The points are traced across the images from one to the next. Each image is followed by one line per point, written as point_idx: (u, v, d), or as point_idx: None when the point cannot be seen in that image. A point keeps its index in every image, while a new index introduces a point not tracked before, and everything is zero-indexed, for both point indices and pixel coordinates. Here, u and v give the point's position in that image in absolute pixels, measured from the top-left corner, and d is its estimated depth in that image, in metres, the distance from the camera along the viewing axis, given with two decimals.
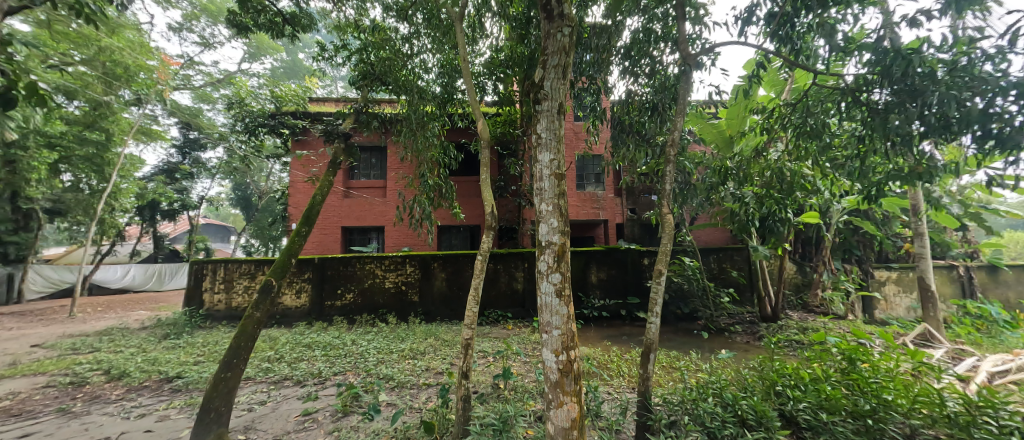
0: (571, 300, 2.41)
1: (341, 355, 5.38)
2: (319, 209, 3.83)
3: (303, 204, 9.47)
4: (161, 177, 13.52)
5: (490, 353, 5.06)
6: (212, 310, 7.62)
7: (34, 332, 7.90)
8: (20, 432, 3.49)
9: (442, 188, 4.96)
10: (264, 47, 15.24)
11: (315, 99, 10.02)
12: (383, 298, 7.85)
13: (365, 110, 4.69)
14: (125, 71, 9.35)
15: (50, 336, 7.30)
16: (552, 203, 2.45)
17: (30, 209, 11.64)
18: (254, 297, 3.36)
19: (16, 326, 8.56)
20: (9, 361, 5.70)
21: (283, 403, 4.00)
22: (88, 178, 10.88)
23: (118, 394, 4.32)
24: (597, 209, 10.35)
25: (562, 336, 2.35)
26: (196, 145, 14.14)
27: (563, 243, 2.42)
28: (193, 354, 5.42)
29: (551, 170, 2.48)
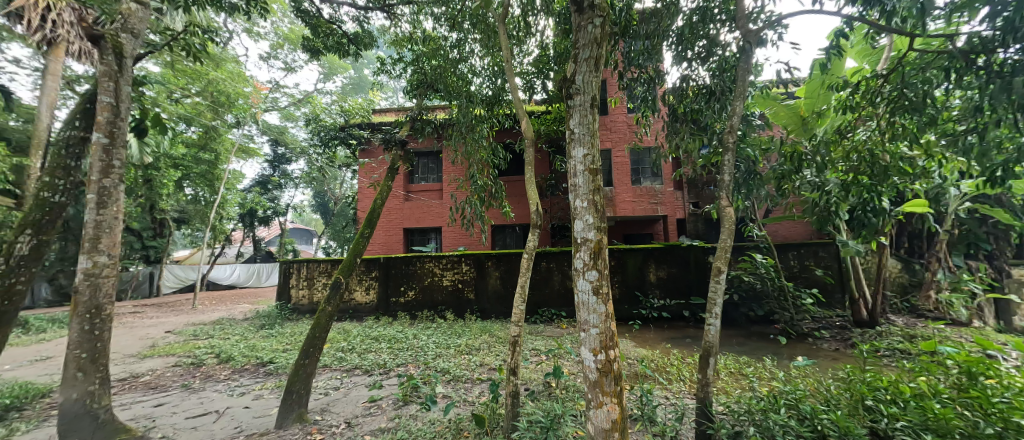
0: (610, 299, 2.32)
1: (404, 348, 5.76)
2: (377, 210, 4.11)
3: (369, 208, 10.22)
4: (258, 188, 15.41)
5: (542, 352, 5.07)
6: (298, 304, 8.55)
7: (166, 320, 9.53)
8: (156, 402, 4.25)
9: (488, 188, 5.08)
10: (336, 67, 16.75)
11: (378, 110, 10.78)
12: (442, 295, 8.21)
13: (419, 118, 4.96)
14: (227, 98, 11.00)
15: (178, 325, 8.74)
16: (587, 198, 2.38)
17: (163, 219, 13.99)
18: (325, 293, 3.70)
19: (154, 315, 10.42)
20: (149, 343, 6.94)
21: (353, 390, 4.38)
22: (203, 192, 12.80)
23: (226, 374, 5.06)
24: (655, 205, 9.85)
25: (601, 335, 2.28)
26: (284, 159, 15.94)
27: (599, 240, 2.34)
28: (283, 343, 6.16)
29: (585, 165, 2.41)
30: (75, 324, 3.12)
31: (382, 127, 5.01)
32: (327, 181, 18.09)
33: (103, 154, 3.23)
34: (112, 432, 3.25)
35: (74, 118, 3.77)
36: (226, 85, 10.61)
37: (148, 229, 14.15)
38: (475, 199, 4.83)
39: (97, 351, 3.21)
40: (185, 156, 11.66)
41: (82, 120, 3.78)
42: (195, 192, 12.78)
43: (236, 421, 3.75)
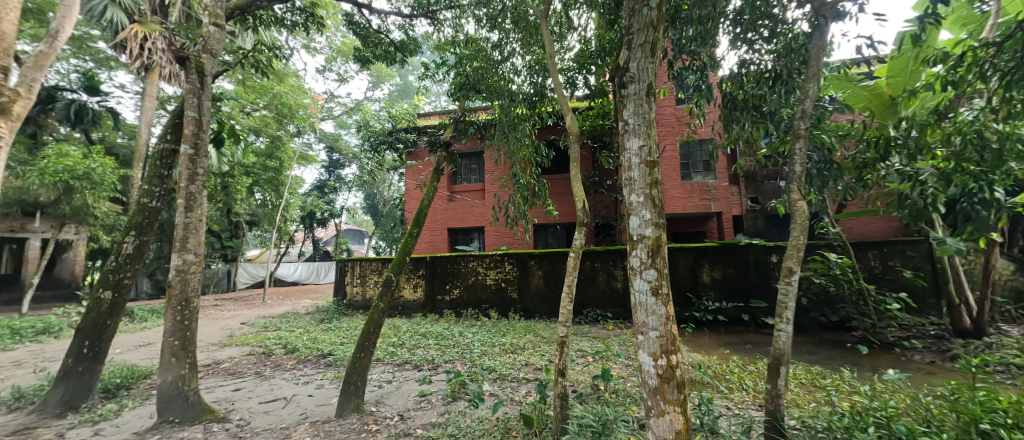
0: (671, 300, 2.19)
1: (451, 344, 5.92)
2: (423, 210, 4.23)
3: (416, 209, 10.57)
4: (316, 193, 16.78)
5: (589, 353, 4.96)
6: (354, 301, 9.02)
7: (241, 313, 10.49)
8: (234, 386, 4.68)
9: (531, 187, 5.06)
10: (384, 75, 17.60)
11: (422, 115, 11.10)
12: (488, 294, 8.29)
13: (463, 119, 5.03)
14: (289, 110, 12.26)
15: (251, 317, 9.58)
16: (644, 193, 2.27)
17: (239, 222, 15.40)
18: (378, 290, 3.85)
19: (231, 308, 11.52)
20: (228, 334, 7.66)
21: (404, 384, 4.54)
22: (270, 196, 13.93)
23: (292, 364, 5.46)
24: (709, 201, 9.25)
25: (662, 339, 2.16)
26: (339, 164, 16.98)
27: (657, 237, 2.22)
28: (340, 336, 6.54)
29: (641, 157, 2.30)
30: (170, 314, 3.52)
31: (425, 129, 5.09)
32: (377, 184, 18.95)
33: (190, 163, 3.61)
34: (198, 413, 3.62)
35: (165, 136, 4.24)
36: (287, 98, 11.95)
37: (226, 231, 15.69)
38: (517, 198, 4.81)
39: (186, 339, 3.60)
40: (256, 164, 12.77)
41: (171, 136, 4.25)
42: (264, 197, 13.94)
43: (301, 408, 4.02)
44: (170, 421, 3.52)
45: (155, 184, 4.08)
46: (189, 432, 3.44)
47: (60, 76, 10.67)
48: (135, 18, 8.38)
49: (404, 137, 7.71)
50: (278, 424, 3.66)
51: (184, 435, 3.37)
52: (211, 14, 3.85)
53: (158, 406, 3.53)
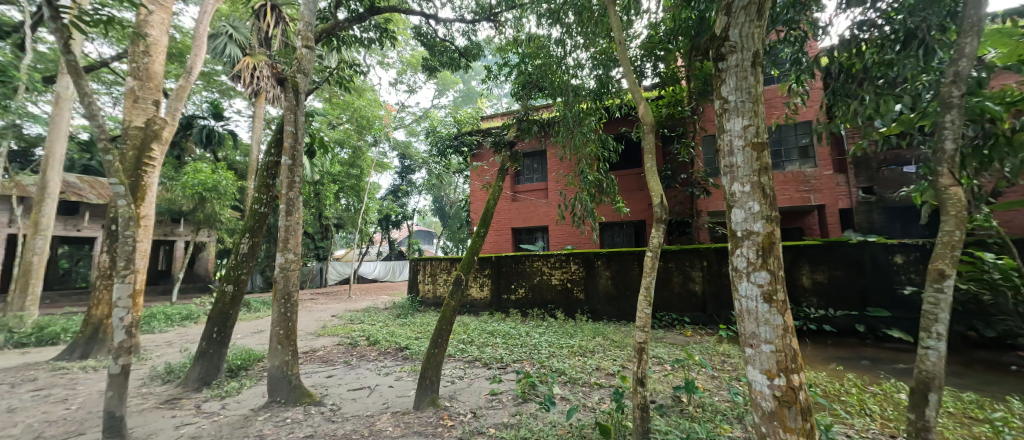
0: (788, 308, 2.00)
1: (518, 345, 6.07)
2: (491, 211, 4.30)
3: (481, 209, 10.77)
4: (390, 197, 17.65)
5: (667, 361, 4.76)
6: (424, 298, 9.48)
7: (328, 306, 11.53)
8: (327, 373, 5.14)
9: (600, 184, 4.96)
10: (448, 82, 18.24)
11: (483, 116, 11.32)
12: (551, 294, 8.25)
13: (526, 118, 5.05)
14: (368, 121, 13.76)
15: (336, 311, 10.49)
16: (750, 182, 2.11)
17: (326, 226, 16.86)
18: (450, 288, 4.00)
19: (319, 302, 12.69)
20: (319, 325, 8.46)
21: (475, 381, 4.69)
22: (349, 200, 15.19)
23: (375, 355, 5.87)
24: (807, 192, 8.61)
25: (777, 354, 1.99)
26: (409, 170, 17.80)
27: (769, 233, 2.04)
28: (415, 331, 6.91)
29: (745, 140, 2.15)
30: (275, 307, 3.97)
31: (491, 131, 5.16)
32: (444, 187, 19.96)
33: (289, 173, 4.04)
34: (299, 396, 4.05)
35: (269, 147, 4.67)
36: (366, 110, 13.48)
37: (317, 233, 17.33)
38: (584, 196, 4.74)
39: (289, 329, 4.05)
40: (340, 173, 14.06)
41: (274, 148, 4.66)
42: (347, 202, 15.01)
43: (384, 398, 4.31)
44: (277, 401, 3.99)
45: (265, 192, 4.53)
46: (291, 412, 3.85)
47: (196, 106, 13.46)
48: (245, 51, 9.73)
49: (468, 139, 7.95)
50: (365, 411, 3.96)
51: (288, 415, 3.79)
52: (302, 37, 4.25)
53: (268, 386, 4.04)
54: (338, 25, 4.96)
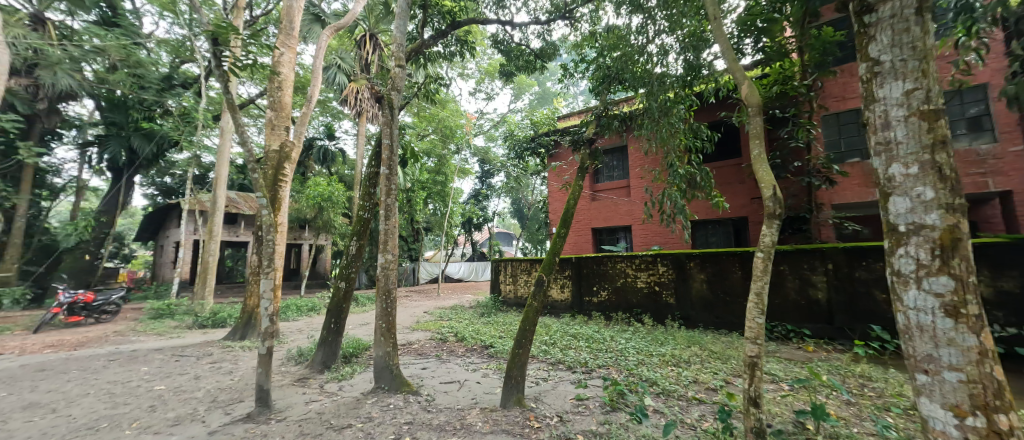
0: (983, 327, 1.63)
1: (603, 349, 5.92)
2: (570, 210, 4.27)
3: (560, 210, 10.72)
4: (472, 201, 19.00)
5: (784, 382, 4.19)
6: (506, 298, 9.76)
7: (419, 304, 12.53)
8: (421, 365, 5.59)
9: (691, 176, 4.74)
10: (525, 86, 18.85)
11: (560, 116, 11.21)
12: (638, 298, 7.83)
13: (605, 113, 4.88)
14: (451, 129, 15.54)
15: (427, 308, 11.34)
16: (918, 162, 1.80)
17: (416, 230, 18.47)
18: (531, 289, 4.08)
19: (412, 299, 13.89)
20: (412, 320, 9.22)
21: (560, 384, 4.69)
22: (437, 205, 16.52)
23: (462, 351, 6.22)
24: (986, 176, 6.88)
25: (969, 385, 1.64)
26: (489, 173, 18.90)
27: (950, 228, 1.70)
28: (499, 330, 7.16)
29: (908, 110, 1.84)
30: (378, 302, 4.46)
31: (569, 129, 5.17)
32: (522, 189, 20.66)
33: (387, 181, 4.52)
34: (399, 384, 4.49)
35: (370, 160, 5.26)
36: (449, 119, 15.30)
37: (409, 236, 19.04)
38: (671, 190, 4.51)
39: (390, 323, 4.48)
40: (428, 180, 15.46)
41: (374, 160, 5.24)
42: (434, 207, 16.46)
43: (472, 393, 4.55)
44: (382, 387, 4.48)
45: (367, 200, 5.07)
46: (393, 399, 4.29)
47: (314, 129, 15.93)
48: (349, 78, 11.30)
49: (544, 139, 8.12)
50: (456, 404, 4.21)
51: (390, 401, 4.22)
52: (396, 59, 4.74)
53: (374, 374, 4.54)
54: (425, 44, 5.37)
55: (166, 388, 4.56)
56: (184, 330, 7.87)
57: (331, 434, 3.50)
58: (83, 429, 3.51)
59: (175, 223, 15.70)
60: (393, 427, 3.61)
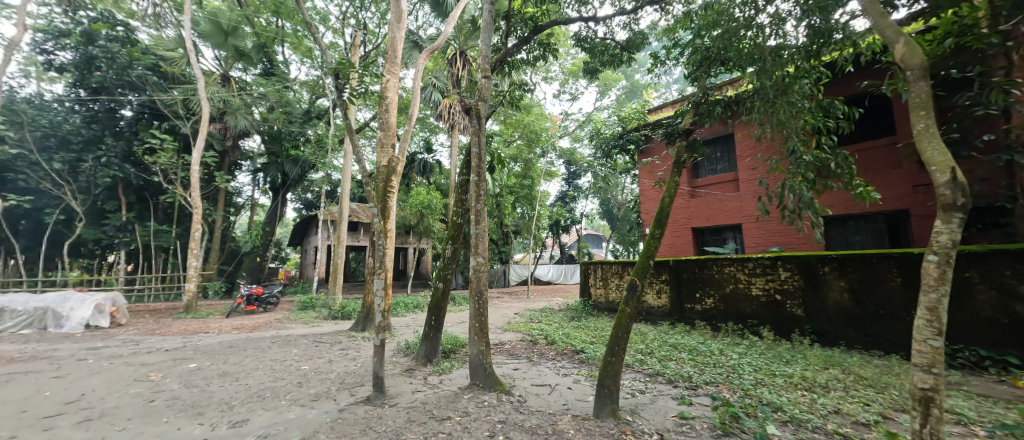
0: None
1: (710, 363, 5.36)
2: (667, 209, 3.94)
3: (654, 209, 10.55)
4: (560, 202, 20.55)
5: (972, 425, 3.23)
6: (596, 302, 9.63)
7: (512, 305, 12.96)
8: (514, 366, 5.73)
9: (823, 163, 4.03)
10: (609, 82, 18.87)
11: (651, 110, 10.82)
12: (752, 307, 6.98)
13: (704, 100, 4.44)
14: (536, 134, 16.92)
15: (518, 309, 11.65)
16: None
17: (507, 233, 19.35)
18: (623, 294, 3.82)
19: (505, 300, 14.46)
20: (504, 320, 9.57)
21: (660, 399, 4.35)
22: (529, 209, 17.31)
23: (553, 354, 6.23)
24: None
25: None
26: (575, 175, 20.49)
27: None
28: (590, 335, 7.02)
29: None
30: (472, 303, 4.65)
31: (663, 120, 4.83)
32: (611, 188, 20.76)
33: (476, 188, 4.70)
34: (493, 383, 4.66)
35: (461, 169, 5.64)
36: (534, 125, 16.70)
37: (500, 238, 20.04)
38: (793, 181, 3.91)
39: (482, 323, 4.65)
40: (515, 184, 17.03)
41: (465, 168, 5.60)
42: (523, 210, 17.52)
43: (564, 398, 4.49)
44: (477, 384, 4.70)
45: (460, 205, 5.44)
46: (488, 396, 4.45)
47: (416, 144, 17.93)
48: (443, 94, 12.45)
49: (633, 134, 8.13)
50: (548, 408, 4.19)
51: (485, 398, 4.38)
52: (482, 70, 4.88)
53: (470, 371, 4.78)
54: (509, 52, 5.57)
55: (308, 368, 5.49)
56: (321, 321, 9.47)
57: (434, 424, 3.75)
58: (253, 397, 4.41)
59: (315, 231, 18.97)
60: (488, 424, 3.72)
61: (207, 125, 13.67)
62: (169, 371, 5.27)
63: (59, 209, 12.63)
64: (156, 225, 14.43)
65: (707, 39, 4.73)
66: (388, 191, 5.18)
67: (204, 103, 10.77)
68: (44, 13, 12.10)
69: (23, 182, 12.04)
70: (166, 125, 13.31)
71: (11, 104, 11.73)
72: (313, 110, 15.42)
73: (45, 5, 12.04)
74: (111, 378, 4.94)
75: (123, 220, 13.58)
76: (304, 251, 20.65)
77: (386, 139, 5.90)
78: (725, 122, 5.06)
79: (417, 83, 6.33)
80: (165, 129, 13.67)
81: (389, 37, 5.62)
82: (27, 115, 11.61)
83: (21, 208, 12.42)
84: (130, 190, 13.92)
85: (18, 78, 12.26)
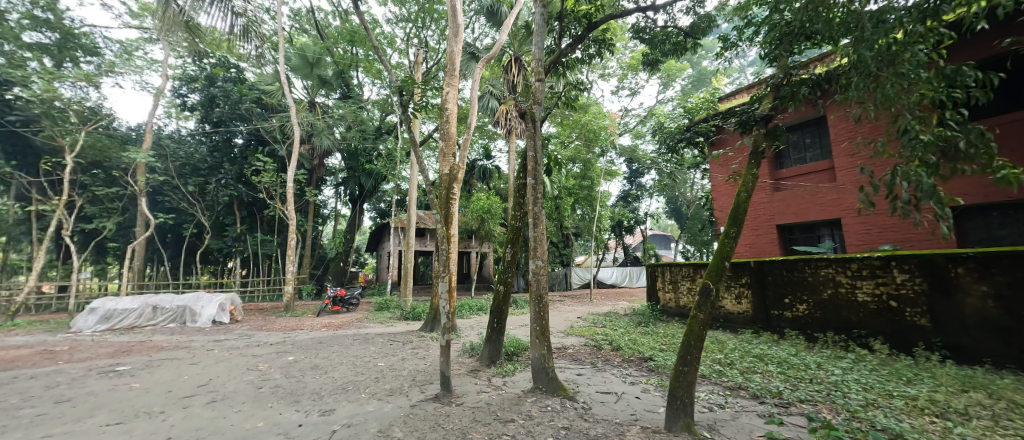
0: None
1: (805, 378, 4.72)
2: (742, 205, 3.53)
3: (728, 206, 10.17)
4: (622, 202, 20.46)
5: None
6: (667, 307, 9.35)
7: (576, 309, 12.78)
8: (577, 371, 5.62)
9: (949, 142, 3.33)
10: (673, 72, 17.90)
11: (723, 98, 10.12)
12: (859, 316, 6.10)
13: (787, 82, 3.93)
14: (594, 133, 16.64)
15: (582, 313, 11.45)
16: None
17: (569, 235, 19.19)
18: (695, 298, 3.47)
19: (569, 304, 14.31)
20: (567, 324, 9.47)
21: (743, 415, 3.92)
22: (592, 210, 17.06)
23: (619, 361, 6.00)
24: None
25: None
26: (638, 173, 20.18)
27: None
28: (659, 342, 6.67)
29: None
30: (532, 306, 4.61)
31: (736, 107, 4.36)
32: (678, 185, 19.91)
33: (533, 191, 4.65)
34: (556, 388, 4.57)
35: (518, 173, 5.71)
36: (591, 124, 16.52)
37: (561, 241, 19.95)
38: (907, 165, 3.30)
39: (543, 327, 4.59)
40: (575, 185, 16.96)
41: (522, 172, 5.66)
42: (586, 212, 17.26)
43: (632, 408, 4.27)
44: (540, 388, 4.65)
45: (518, 209, 5.52)
46: (551, 401, 4.38)
47: (476, 151, 18.64)
48: (499, 101, 12.79)
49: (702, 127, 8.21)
50: (613, 416, 4.02)
51: (548, 403, 4.33)
52: (536, 73, 4.87)
53: (532, 374, 4.74)
54: (563, 53, 5.55)
55: (385, 365, 5.96)
56: (395, 321, 10.24)
57: (498, 425, 3.79)
58: (339, 389, 4.90)
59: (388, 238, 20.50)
60: (551, 429, 3.67)
61: (298, 147, 15.71)
62: (273, 362, 6.09)
63: (193, 224, 15.28)
64: (263, 235, 16.75)
65: (787, 14, 4.25)
66: (449, 198, 5.47)
67: (296, 127, 12.31)
68: (180, 64, 14.91)
69: (168, 203, 14.78)
70: (268, 149, 15.45)
71: (158, 141, 14.51)
72: (383, 126, 16.76)
73: (181, 58, 14.84)
74: (230, 367, 5.82)
75: (238, 232, 16.07)
76: (380, 256, 22.41)
77: (446, 147, 6.13)
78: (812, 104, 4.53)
79: (473, 93, 6.53)
80: (267, 153, 15.89)
81: (447, 51, 5.94)
82: (168, 148, 14.25)
83: (168, 224, 15.23)
84: (243, 206, 16.35)
85: (163, 119, 15.15)
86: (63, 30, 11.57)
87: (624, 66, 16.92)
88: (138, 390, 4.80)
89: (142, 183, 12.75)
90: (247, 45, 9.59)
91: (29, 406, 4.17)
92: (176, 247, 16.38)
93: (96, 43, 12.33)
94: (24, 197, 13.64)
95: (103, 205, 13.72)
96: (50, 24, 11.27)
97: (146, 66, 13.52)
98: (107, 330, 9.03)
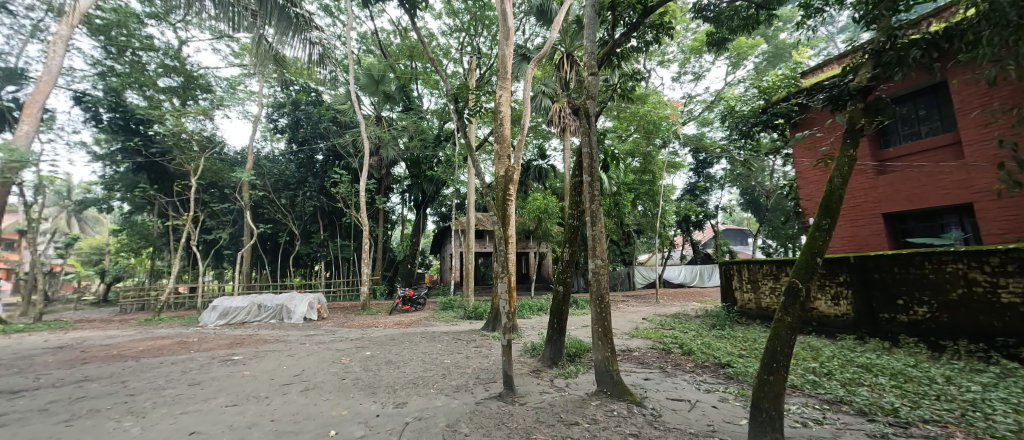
0: None
1: (928, 394, 3.98)
2: (837, 195, 3.04)
3: (818, 194, 8.99)
4: (689, 195, 19.10)
5: None
6: (745, 308, 8.52)
7: (641, 309, 12.19)
8: (644, 376, 5.34)
9: None
10: (744, 50, 16.39)
11: (805, 73, 9.02)
12: (1003, 321, 5.02)
13: (892, 46, 3.33)
14: (655, 125, 15.80)
15: (648, 314, 10.91)
16: None
17: (630, 233, 18.48)
18: (781, 299, 3.07)
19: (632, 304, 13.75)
20: (632, 326, 9.04)
21: (847, 435, 3.37)
22: (655, 205, 16.38)
23: (691, 367, 5.58)
24: None
25: None
26: (706, 164, 18.83)
27: None
28: (737, 347, 6.09)
29: None
30: (593, 306, 4.43)
31: (825, 81, 3.78)
32: (753, 174, 18.13)
33: (590, 189, 4.43)
34: (622, 392, 4.37)
35: (574, 170, 5.58)
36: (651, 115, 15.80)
37: (622, 239, 19.28)
38: None
39: (605, 328, 4.40)
40: (635, 181, 16.39)
41: (578, 170, 5.53)
42: (649, 207, 16.55)
43: (709, 418, 3.94)
44: (604, 392, 4.47)
45: (574, 207, 5.41)
46: (617, 405, 4.20)
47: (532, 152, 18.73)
48: (551, 100, 12.82)
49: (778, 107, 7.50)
50: (687, 426, 3.73)
51: (614, 408, 4.15)
52: (588, 68, 4.69)
53: (596, 378, 4.58)
54: (617, 43, 5.32)
55: (451, 362, 6.20)
56: (458, 320, 10.66)
57: (562, 427, 3.73)
58: (410, 384, 5.20)
59: (451, 240, 21.44)
60: (618, 435, 3.51)
61: (369, 159, 17.09)
62: (353, 356, 6.68)
63: (286, 232, 17.44)
64: (342, 241, 18.50)
65: None
66: (507, 199, 5.44)
67: (366, 140, 13.34)
68: (272, 93, 17.12)
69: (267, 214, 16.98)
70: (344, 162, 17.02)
71: (258, 162, 16.84)
72: (442, 134, 17.52)
73: (273, 88, 17.05)
74: (319, 359, 6.50)
75: (322, 238, 17.96)
76: (443, 258, 23.49)
77: (501, 150, 6.10)
78: (928, 68, 3.76)
79: (527, 94, 6.50)
80: (343, 166, 17.47)
81: (499, 55, 6.00)
82: (266, 167, 16.48)
83: (268, 233, 17.50)
84: (324, 215, 18.23)
85: (260, 142, 17.58)
86: (187, 73, 13.79)
87: (685, 49, 15.87)
88: (248, 377, 5.56)
89: (248, 197, 14.82)
90: (324, 70, 10.80)
91: (170, 387, 5.04)
92: (275, 253, 18.74)
93: (209, 82, 14.58)
94: (164, 215, 16.63)
95: (218, 219, 16.35)
96: (177, 70, 13.58)
97: (246, 98, 15.72)
98: (224, 324, 10.60)
